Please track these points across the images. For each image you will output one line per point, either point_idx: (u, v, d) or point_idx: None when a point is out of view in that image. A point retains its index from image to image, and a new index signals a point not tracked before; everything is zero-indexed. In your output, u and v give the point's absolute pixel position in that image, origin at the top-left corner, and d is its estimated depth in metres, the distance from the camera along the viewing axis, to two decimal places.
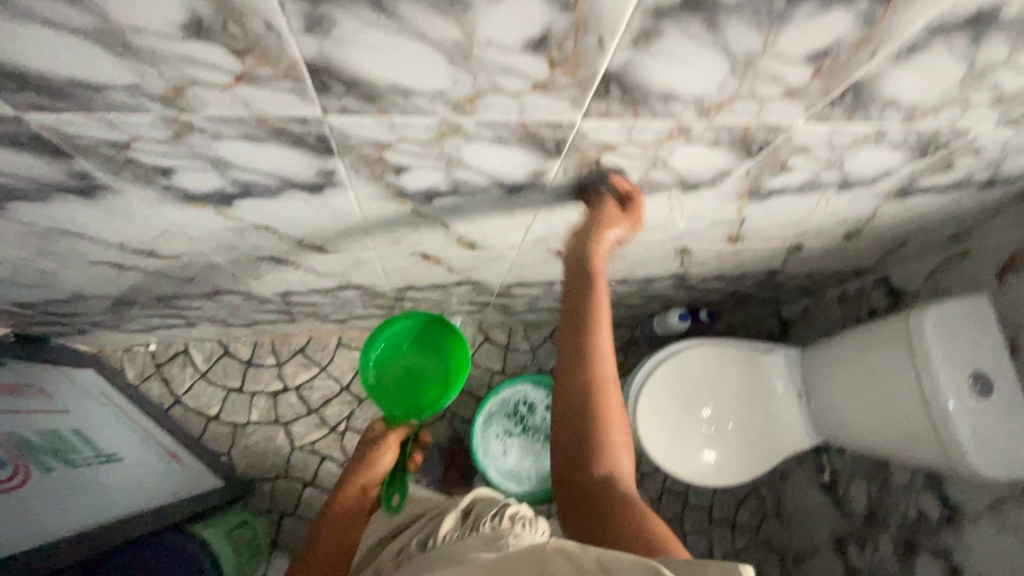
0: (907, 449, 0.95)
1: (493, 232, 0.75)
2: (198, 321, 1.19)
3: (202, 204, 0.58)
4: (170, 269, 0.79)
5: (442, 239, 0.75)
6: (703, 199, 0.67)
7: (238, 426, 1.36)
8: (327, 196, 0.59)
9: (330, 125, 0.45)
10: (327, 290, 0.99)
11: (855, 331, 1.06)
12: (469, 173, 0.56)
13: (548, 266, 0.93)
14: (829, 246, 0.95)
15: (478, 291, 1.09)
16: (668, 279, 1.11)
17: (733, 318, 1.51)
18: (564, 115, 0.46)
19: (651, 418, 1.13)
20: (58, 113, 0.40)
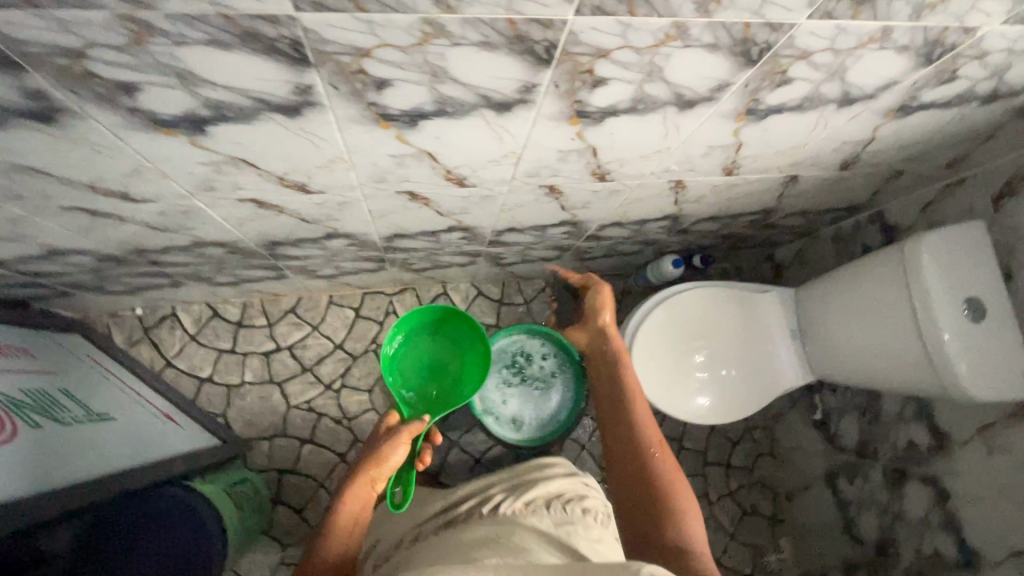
0: (903, 378, 0.96)
1: (484, 165, 0.72)
2: (186, 280, 1.16)
3: (177, 134, 0.55)
4: (151, 217, 0.76)
5: (431, 174, 0.72)
6: (700, 119, 0.65)
7: (232, 387, 1.35)
8: (308, 122, 0.56)
9: (304, 25, 0.42)
10: (318, 239, 0.96)
11: (850, 267, 1.05)
12: (456, 90, 0.53)
13: (541, 205, 0.91)
14: (827, 178, 0.93)
15: (471, 238, 1.07)
16: (661, 221, 1.09)
17: (733, 258, 1.49)
18: (556, 11, 0.43)
19: (647, 363, 1.13)
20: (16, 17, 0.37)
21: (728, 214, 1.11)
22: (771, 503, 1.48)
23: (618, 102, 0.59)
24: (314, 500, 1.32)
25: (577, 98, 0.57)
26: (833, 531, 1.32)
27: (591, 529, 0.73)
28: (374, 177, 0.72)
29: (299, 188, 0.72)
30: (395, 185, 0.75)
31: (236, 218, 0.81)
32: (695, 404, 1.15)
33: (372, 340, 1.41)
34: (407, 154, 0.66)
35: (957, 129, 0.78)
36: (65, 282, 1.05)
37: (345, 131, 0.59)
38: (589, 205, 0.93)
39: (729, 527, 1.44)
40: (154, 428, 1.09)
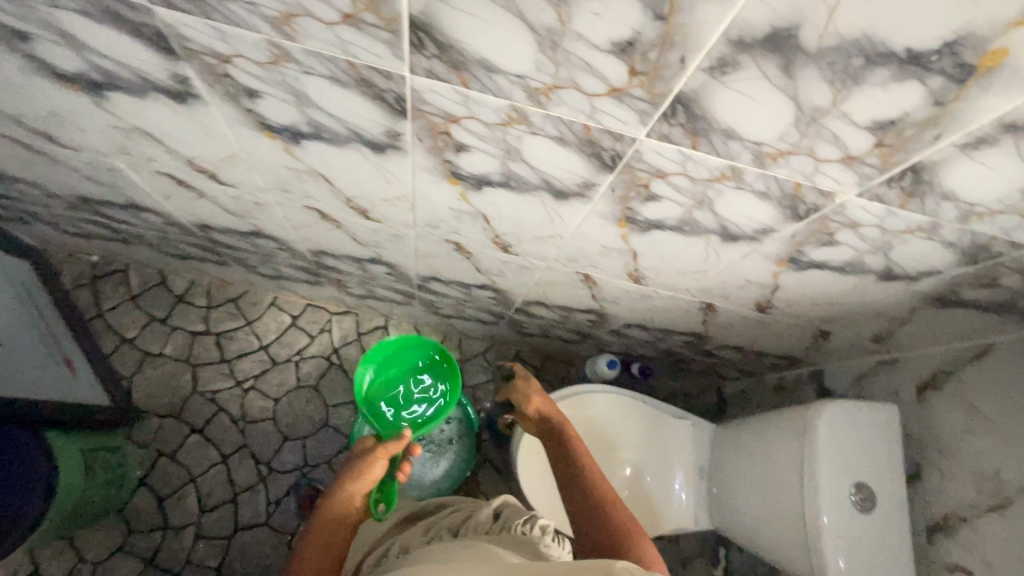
0: (786, 553, 0.89)
1: (379, 201, 0.74)
2: (135, 239, 1.21)
3: (78, 90, 0.60)
4: (81, 164, 0.81)
5: (331, 196, 0.75)
6: (580, 213, 0.65)
7: (149, 355, 1.36)
8: (194, 112, 0.59)
9: (162, 18, 0.45)
10: (246, 233, 0.99)
11: (764, 418, 1.00)
12: (324, 118, 0.55)
13: (454, 261, 0.92)
14: (746, 316, 0.91)
15: (398, 275, 1.07)
16: (586, 313, 1.07)
17: (678, 377, 1.44)
18: (390, 65, 0.45)
19: (534, 457, 1.08)
20: None
21: (657, 327, 1.08)
22: None
23: (489, 173, 0.60)
24: (180, 493, 1.27)
25: (446, 157, 0.59)
26: None
27: (555, 549, 0.70)
28: (276, 184, 0.74)
29: (209, 175, 0.76)
30: (300, 198, 0.78)
31: (161, 190, 0.85)
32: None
33: (298, 351, 1.41)
34: (300, 170, 0.69)
35: (867, 301, 0.75)
36: (23, 208, 1.11)
37: (233, 131, 0.62)
38: (503, 274, 0.93)
39: None
40: (52, 372, 1.10)
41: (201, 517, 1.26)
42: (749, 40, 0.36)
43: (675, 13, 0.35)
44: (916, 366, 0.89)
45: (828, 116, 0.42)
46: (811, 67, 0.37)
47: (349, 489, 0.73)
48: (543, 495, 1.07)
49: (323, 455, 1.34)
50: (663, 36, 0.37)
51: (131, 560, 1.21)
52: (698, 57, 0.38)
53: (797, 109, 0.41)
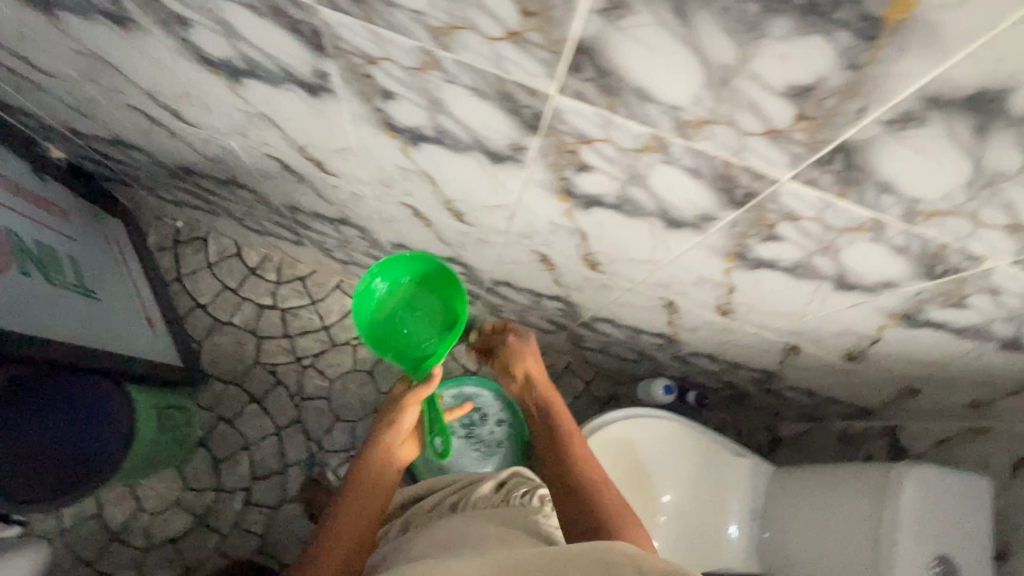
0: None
1: (478, 207, 0.74)
2: (222, 211, 1.25)
3: (217, 75, 0.62)
4: (196, 141, 0.85)
5: (430, 196, 0.75)
6: (687, 243, 0.64)
7: (219, 322, 1.41)
8: (324, 106, 0.61)
9: (321, 17, 0.46)
10: (332, 219, 1.02)
11: (839, 472, 0.95)
12: (452, 124, 0.56)
13: (535, 271, 0.91)
14: (829, 362, 0.87)
15: (470, 275, 1.08)
16: (655, 337, 1.06)
17: (732, 410, 1.40)
18: (539, 83, 0.45)
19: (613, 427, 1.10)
20: None
21: (728, 360, 1.05)
22: None
23: (603, 195, 0.60)
24: (234, 458, 1.32)
25: (564, 175, 0.58)
26: None
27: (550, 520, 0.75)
28: (380, 180, 0.76)
29: (316, 164, 0.78)
30: (398, 195, 0.79)
31: (264, 171, 0.88)
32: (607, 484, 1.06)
33: (356, 335, 1.43)
34: (410, 169, 0.69)
35: (974, 366, 0.71)
36: (125, 170, 1.17)
37: (353, 125, 0.63)
38: (580, 290, 0.93)
39: None
40: (133, 327, 1.16)
41: (251, 484, 1.31)
42: (945, 99, 0.35)
43: (872, 64, 0.34)
44: (1013, 438, 0.84)
45: (1009, 179, 0.39)
46: (1006, 131, 0.35)
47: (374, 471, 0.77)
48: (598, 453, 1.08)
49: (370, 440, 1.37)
50: (848, 85, 0.36)
51: (184, 516, 1.27)
52: (880, 109, 0.37)
53: (974, 170, 0.39)
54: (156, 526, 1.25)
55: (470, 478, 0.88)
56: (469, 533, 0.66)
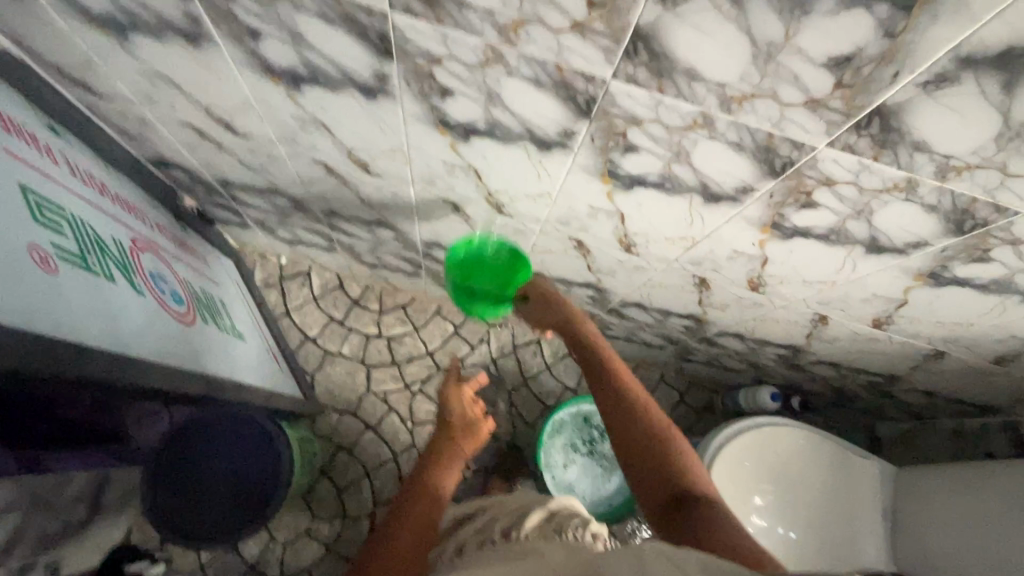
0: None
1: (658, 240, 0.79)
2: (340, 247, 1.31)
3: (446, 135, 0.67)
4: (368, 188, 0.90)
5: (609, 232, 0.81)
6: (880, 266, 0.69)
7: (328, 353, 1.46)
8: (548, 160, 0.66)
9: (608, 89, 0.52)
10: None
11: (982, 469, 1.03)
12: (684, 173, 0.61)
13: (681, 293, 0.97)
14: (973, 365, 0.92)
15: (598, 298, 1.13)
16: (781, 348, 1.11)
17: (830, 412, 1.45)
18: (811, 139, 0.51)
19: (767, 436, 1.18)
20: (422, 33, 0.51)
21: (853, 366, 1.10)
22: None
23: (813, 227, 0.65)
24: (356, 485, 1.36)
25: (781, 211, 0.64)
26: None
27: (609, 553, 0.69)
28: (560, 218, 0.81)
29: (495, 206, 0.83)
30: (571, 230, 0.85)
31: (428, 212, 0.93)
32: (754, 478, 1.16)
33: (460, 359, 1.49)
34: (604, 209, 0.75)
35: None
36: (253, 214, 1.23)
37: (569, 174, 0.69)
38: (723, 308, 0.98)
39: None
40: (269, 364, 1.21)
41: (374, 510, 1.34)
42: None
43: None
44: None
45: None
46: None
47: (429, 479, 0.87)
48: (753, 454, 1.17)
49: (483, 460, 1.42)
50: None
51: (315, 546, 1.30)
52: None
53: None
54: (290, 556, 1.29)
55: (515, 502, 0.81)
56: (519, 551, 0.60)
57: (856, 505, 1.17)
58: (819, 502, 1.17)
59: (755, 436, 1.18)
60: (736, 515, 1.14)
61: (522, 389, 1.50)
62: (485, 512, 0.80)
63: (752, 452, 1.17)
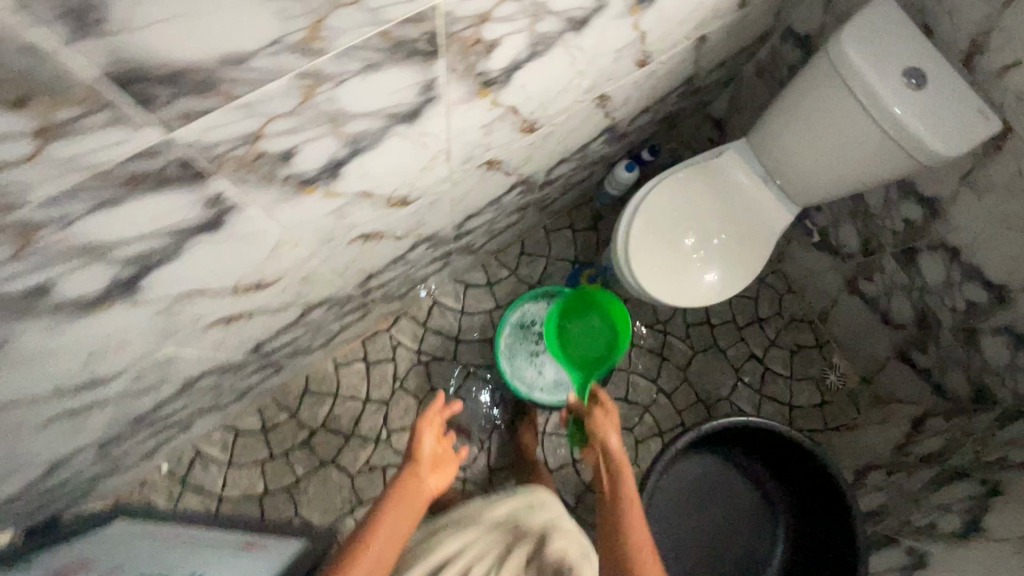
0: (875, 169, 1.03)
1: (419, 175, 0.69)
2: (196, 415, 1.12)
3: (113, 304, 0.51)
4: (131, 385, 0.72)
5: (374, 210, 0.70)
6: (599, 31, 0.64)
7: (290, 487, 1.34)
8: (235, 227, 0.52)
9: (182, 144, 0.38)
10: (297, 318, 0.93)
11: (789, 93, 1.10)
12: (362, 124, 0.50)
13: (487, 183, 0.89)
14: (730, 23, 0.93)
15: (437, 241, 1.05)
16: (599, 137, 1.08)
17: (672, 137, 1.51)
18: (421, 3, 0.41)
19: (644, 211, 1.22)
20: None
21: (658, 99, 1.10)
22: (812, 333, 1.60)
23: (519, 58, 0.57)
24: None
25: (478, 72, 0.55)
26: (876, 330, 1.44)
27: None
28: (322, 240, 0.69)
29: (256, 287, 0.69)
30: (345, 236, 0.72)
31: (213, 342, 0.77)
32: (659, 250, 1.22)
33: (395, 379, 1.42)
34: (342, 205, 0.63)
35: None
36: (82, 481, 1.00)
37: (273, 215, 0.55)
38: (529, 160, 0.92)
39: (785, 371, 1.57)
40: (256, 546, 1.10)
41: None
42: None
43: None
44: None
45: None
46: None
47: (391, 518, 0.79)
48: (646, 235, 1.22)
49: (486, 423, 1.42)
50: None
51: None
52: None
53: None
54: None
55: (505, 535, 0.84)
56: None
57: (739, 193, 1.25)
58: (715, 217, 1.24)
59: (634, 222, 1.21)
60: (672, 287, 1.21)
61: (461, 348, 1.46)
62: (476, 535, 0.85)
63: (642, 233, 1.21)
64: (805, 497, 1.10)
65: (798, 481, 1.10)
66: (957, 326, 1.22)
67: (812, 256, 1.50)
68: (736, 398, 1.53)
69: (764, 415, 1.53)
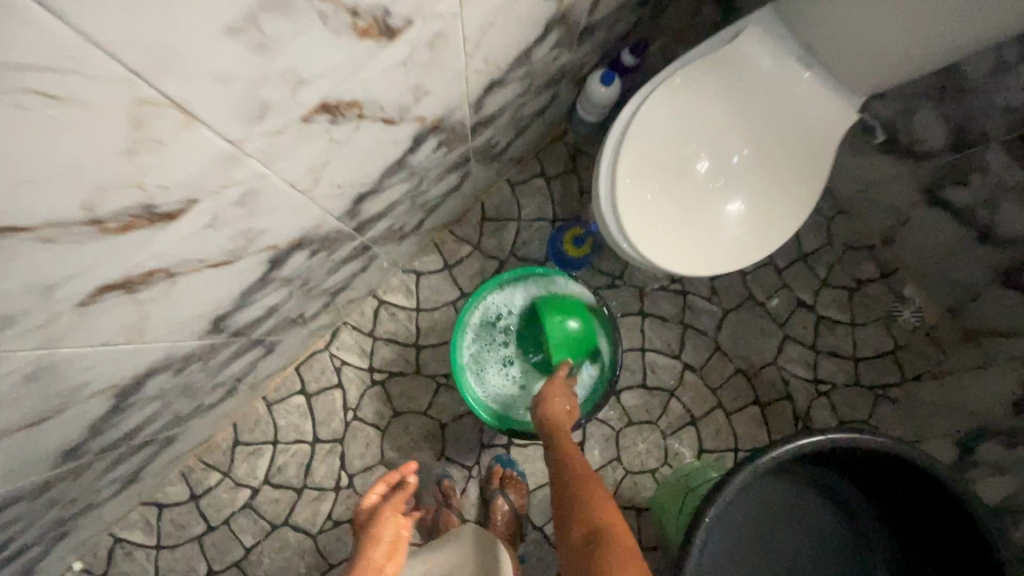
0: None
1: (145, 161, 0.33)
2: (73, 517, 0.85)
3: None
4: None
5: (68, 247, 0.34)
6: None
7: (239, 562, 1.07)
8: None
9: None
10: (119, 403, 0.61)
11: None
12: None
13: (354, 145, 0.53)
14: None
15: (326, 244, 0.70)
16: (544, 37, 0.70)
17: (660, 29, 1.10)
18: None
19: (635, 133, 0.84)
20: None
21: None
22: (874, 262, 1.22)
23: None
24: None
25: None
26: (965, 249, 1.06)
27: None
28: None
29: None
30: (58, 302, 0.38)
31: None
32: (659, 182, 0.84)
33: (346, 408, 1.12)
34: None
35: None
36: None
37: None
38: (424, 92, 0.55)
39: (845, 317, 1.21)
40: None
41: None
42: None
43: None
44: None
45: None
46: None
47: None
48: (642, 165, 0.83)
49: (469, 444, 1.12)
50: None
51: None
52: None
53: None
54: None
55: None
56: None
57: (764, 88, 0.85)
58: (735, 130, 0.85)
59: (624, 150, 0.83)
60: (688, 225, 0.84)
61: (424, 356, 1.14)
62: None
63: (635, 162, 0.83)
64: (924, 537, 0.74)
65: (904, 503, 0.75)
66: None
67: (869, 161, 1.11)
68: (785, 361, 1.19)
69: (823, 377, 1.19)
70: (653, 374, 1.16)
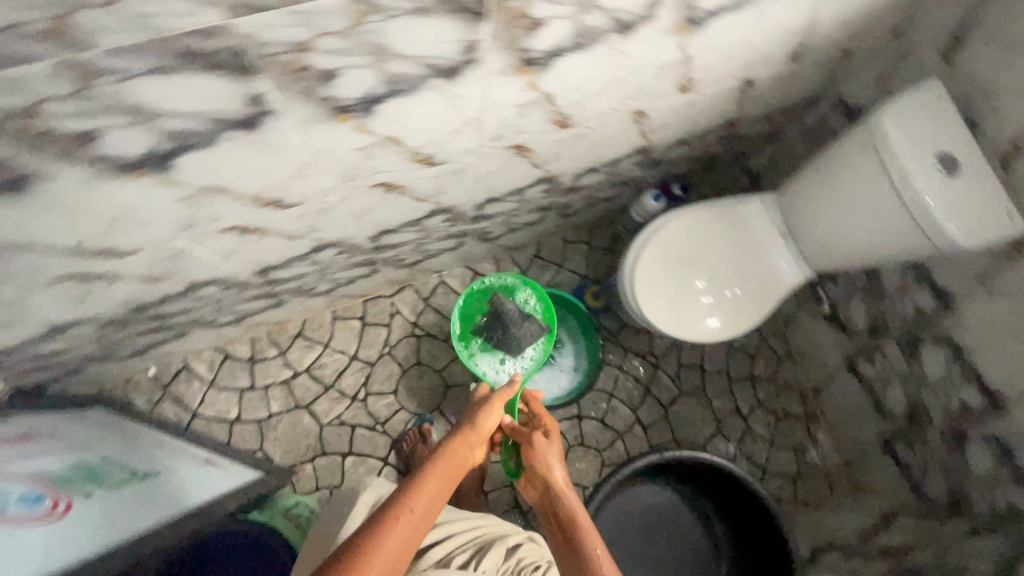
0: (882, 250, 1.07)
1: (448, 138, 0.73)
2: (194, 327, 1.18)
3: (145, 175, 0.56)
4: (145, 268, 0.78)
5: (397, 159, 0.73)
6: (642, 42, 0.69)
7: (262, 420, 1.38)
8: (267, 134, 0.57)
9: (239, 34, 0.43)
10: (307, 254, 0.98)
11: (826, 158, 1.10)
12: (402, 64, 0.54)
13: (511, 169, 0.93)
14: (777, 72, 0.98)
15: (455, 218, 1.09)
16: (631, 156, 1.12)
17: (707, 180, 1.54)
18: None
19: (659, 241, 1.24)
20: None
21: (694, 134, 1.14)
22: (802, 403, 1.57)
23: (560, 42, 0.62)
24: None
25: (521, 45, 0.59)
26: (865, 411, 1.42)
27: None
28: (346, 178, 0.73)
29: (274, 205, 0.74)
30: (367, 181, 0.77)
31: (225, 250, 0.82)
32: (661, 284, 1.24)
33: (385, 344, 1.46)
34: (371, 144, 0.67)
35: None
36: (76, 358, 1.06)
37: (303, 134, 0.60)
38: (558, 157, 0.96)
39: (767, 435, 1.54)
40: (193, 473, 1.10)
41: None
42: None
43: None
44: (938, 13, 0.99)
45: None
46: None
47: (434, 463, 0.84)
48: (654, 267, 1.24)
49: (459, 408, 1.44)
50: None
51: None
52: None
53: None
54: None
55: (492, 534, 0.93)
56: None
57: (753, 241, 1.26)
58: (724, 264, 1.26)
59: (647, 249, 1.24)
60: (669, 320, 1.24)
61: None
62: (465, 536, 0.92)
63: (650, 264, 1.24)
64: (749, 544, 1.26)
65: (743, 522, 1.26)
66: (946, 426, 1.19)
67: (817, 325, 1.50)
68: (711, 448, 1.51)
69: None
70: (613, 414, 1.50)
